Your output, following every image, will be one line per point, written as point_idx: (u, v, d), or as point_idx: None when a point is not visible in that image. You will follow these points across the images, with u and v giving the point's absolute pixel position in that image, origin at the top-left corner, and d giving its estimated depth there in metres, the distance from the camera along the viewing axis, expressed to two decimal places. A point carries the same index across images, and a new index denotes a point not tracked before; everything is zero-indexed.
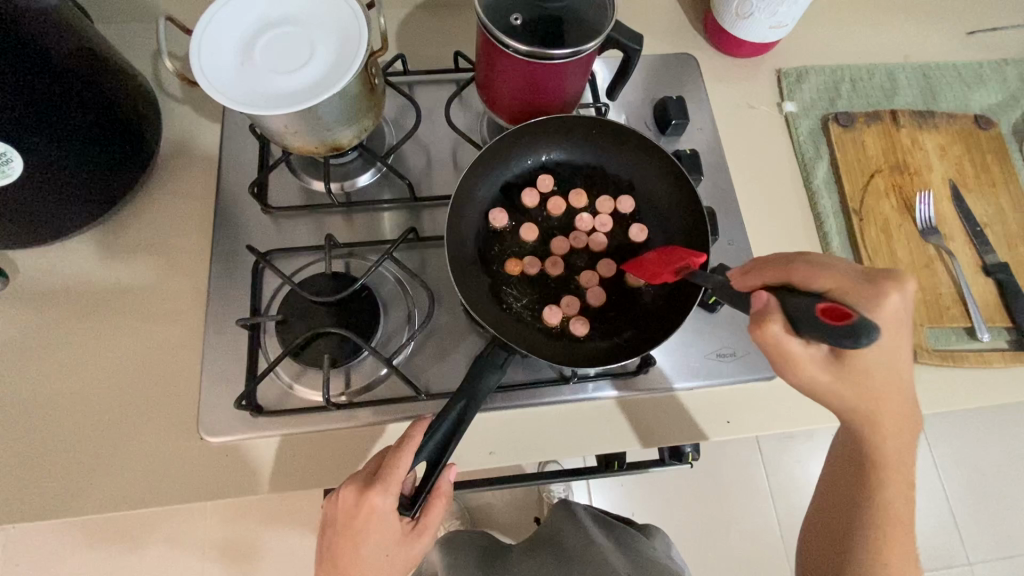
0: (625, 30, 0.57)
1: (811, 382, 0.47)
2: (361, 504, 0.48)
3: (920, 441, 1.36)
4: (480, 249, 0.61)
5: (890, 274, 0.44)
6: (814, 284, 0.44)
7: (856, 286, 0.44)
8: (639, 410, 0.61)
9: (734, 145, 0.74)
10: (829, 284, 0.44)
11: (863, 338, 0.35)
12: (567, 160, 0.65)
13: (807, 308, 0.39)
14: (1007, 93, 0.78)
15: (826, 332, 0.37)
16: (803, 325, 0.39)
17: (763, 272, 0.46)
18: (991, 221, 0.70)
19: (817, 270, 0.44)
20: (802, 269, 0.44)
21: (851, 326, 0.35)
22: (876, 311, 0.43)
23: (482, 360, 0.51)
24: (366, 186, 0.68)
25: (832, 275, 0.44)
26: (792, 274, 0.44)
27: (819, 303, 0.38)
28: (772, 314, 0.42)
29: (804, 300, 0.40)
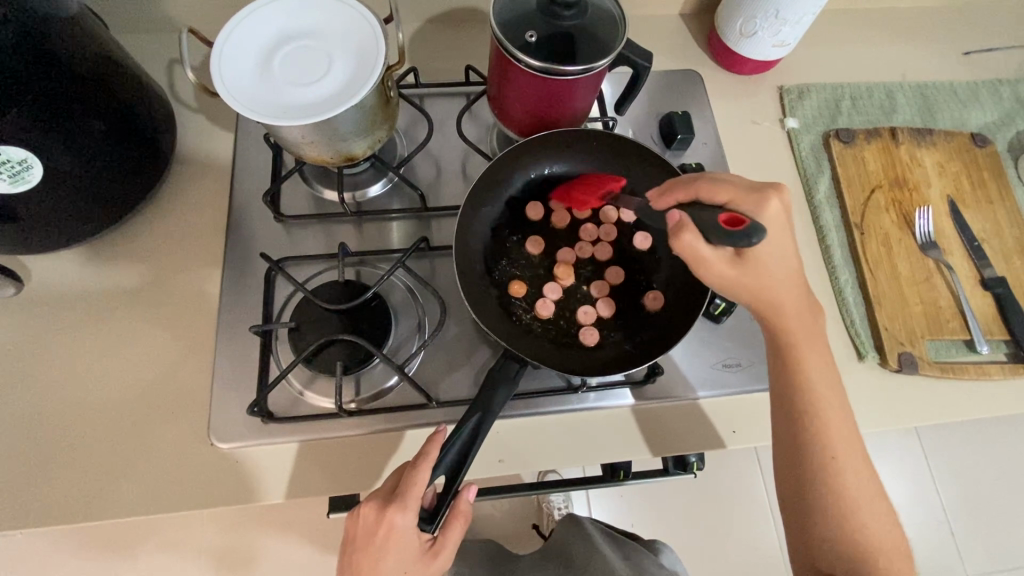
0: (635, 47, 0.58)
1: (721, 281, 0.51)
2: (380, 521, 0.48)
3: (918, 454, 1.37)
4: (487, 263, 0.60)
5: (774, 184, 0.50)
6: (716, 198, 0.50)
7: (746, 196, 0.50)
8: (648, 418, 0.61)
9: (737, 159, 0.75)
10: (727, 196, 0.50)
11: (755, 237, 0.42)
12: (569, 173, 0.65)
13: (712, 216, 0.46)
14: (1002, 112, 0.80)
15: (726, 235, 0.43)
16: (710, 231, 0.45)
17: (675, 191, 0.53)
18: (988, 236, 0.72)
19: (717, 186, 0.51)
20: (706, 186, 0.51)
21: (746, 230, 0.43)
22: (762, 214, 0.49)
23: (497, 372, 0.52)
24: (376, 196, 0.69)
25: (729, 189, 0.50)
26: (698, 192, 0.51)
27: (721, 214, 0.45)
28: (687, 225, 0.48)
29: (709, 213, 0.47)
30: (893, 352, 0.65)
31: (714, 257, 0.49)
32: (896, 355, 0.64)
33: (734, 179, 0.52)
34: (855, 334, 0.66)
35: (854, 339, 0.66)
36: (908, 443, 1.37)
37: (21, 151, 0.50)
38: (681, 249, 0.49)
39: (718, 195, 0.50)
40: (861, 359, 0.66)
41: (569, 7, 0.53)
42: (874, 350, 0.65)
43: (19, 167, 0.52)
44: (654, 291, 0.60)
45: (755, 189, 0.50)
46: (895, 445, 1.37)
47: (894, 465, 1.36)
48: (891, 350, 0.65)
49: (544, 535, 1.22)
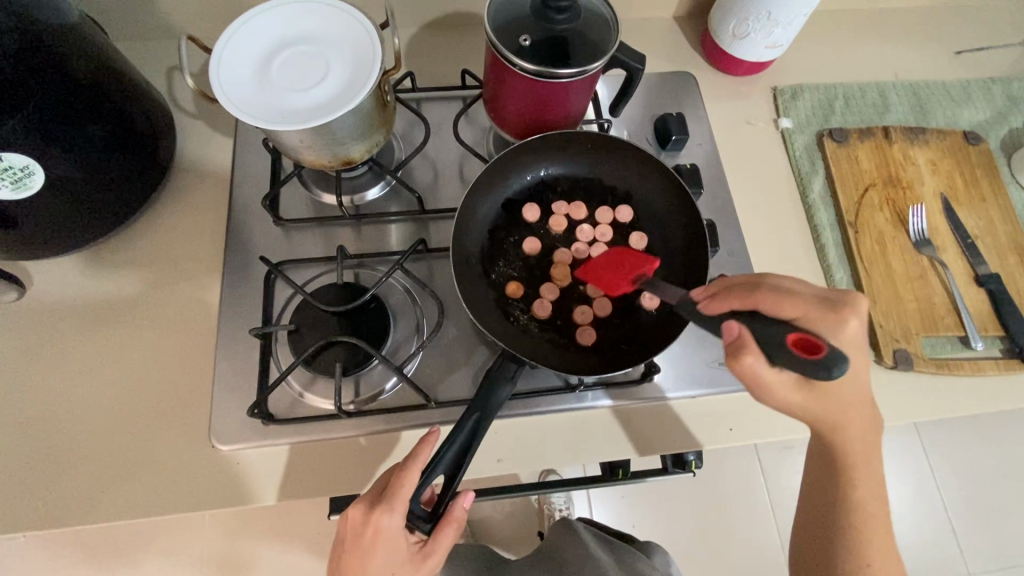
0: (628, 50, 0.58)
1: (786, 407, 0.46)
2: (367, 523, 0.49)
3: (919, 452, 1.37)
4: (484, 264, 0.60)
5: (850, 303, 0.46)
6: (783, 312, 0.44)
7: (815, 313, 0.45)
8: (645, 416, 0.62)
9: (732, 159, 0.76)
10: (795, 312, 0.45)
11: (834, 369, 0.37)
12: (566, 174, 0.64)
13: (782, 335, 0.41)
14: (994, 111, 0.81)
15: (805, 362, 0.38)
16: (779, 354, 0.40)
17: (732, 297, 0.45)
18: (982, 233, 0.72)
19: (785, 299, 0.45)
20: (770, 297, 0.45)
21: (828, 357, 0.38)
22: (837, 338, 0.44)
23: (493, 373, 0.52)
24: (374, 200, 0.70)
25: (799, 304, 0.45)
26: (759, 302, 0.44)
27: (792, 334, 0.41)
28: (749, 348, 0.41)
29: (778, 330, 0.41)
30: (888, 349, 0.65)
31: (779, 382, 0.43)
32: (891, 352, 0.65)
33: (800, 289, 0.47)
34: None
35: None
36: (910, 442, 1.38)
37: (22, 158, 0.51)
38: (738, 371, 0.42)
39: (785, 311, 0.44)
40: None
41: (561, 11, 0.54)
42: (869, 347, 0.66)
43: (20, 173, 0.52)
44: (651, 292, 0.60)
45: (826, 306, 0.45)
46: (895, 443, 1.37)
47: (895, 464, 1.36)
48: (886, 347, 0.65)
49: (542, 538, 1.22)
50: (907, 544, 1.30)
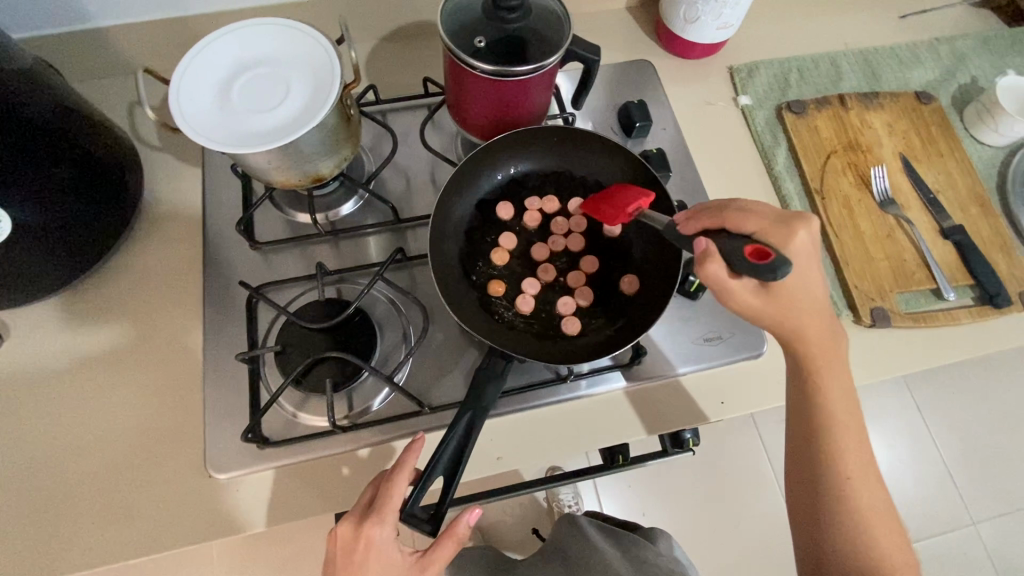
0: (582, 43, 0.59)
1: (745, 311, 0.49)
2: (358, 537, 0.49)
3: (914, 411, 1.45)
4: (464, 265, 0.60)
5: (803, 215, 0.48)
6: (745, 227, 0.48)
7: (773, 227, 0.48)
8: (638, 399, 0.63)
9: (696, 140, 0.78)
10: (759, 226, 0.48)
11: (780, 270, 0.42)
12: (534, 170, 0.65)
13: (739, 246, 0.45)
14: (941, 70, 0.84)
15: (752, 266, 0.43)
16: (736, 260, 0.45)
17: (701, 216, 0.50)
18: (943, 188, 0.74)
19: (748, 214, 0.48)
20: (735, 215, 0.48)
21: (771, 264, 0.43)
22: (790, 245, 0.47)
23: (482, 371, 0.53)
24: (349, 214, 0.70)
25: (760, 219, 0.48)
26: (726, 220, 0.48)
27: (747, 244, 0.45)
28: (712, 255, 0.46)
29: (736, 242, 0.46)
30: (866, 308, 0.67)
31: (737, 289, 0.47)
32: (868, 310, 0.66)
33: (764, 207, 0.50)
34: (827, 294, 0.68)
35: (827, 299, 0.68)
36: (905, 403, 1.45)
37: None
38: (704, 278, 0.47)
39: (740, 225, 0.48)
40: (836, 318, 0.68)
41: (512, 10, 0.54)
42: (847, 308, 0.67)
43: None
44: (630, 275, 0.60)
45: (784, 220, 0.48)
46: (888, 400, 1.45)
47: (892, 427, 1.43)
48: (863, 306, 0.67)
49: (542, 537, 1.22)
50: (909, 499, 1.37)
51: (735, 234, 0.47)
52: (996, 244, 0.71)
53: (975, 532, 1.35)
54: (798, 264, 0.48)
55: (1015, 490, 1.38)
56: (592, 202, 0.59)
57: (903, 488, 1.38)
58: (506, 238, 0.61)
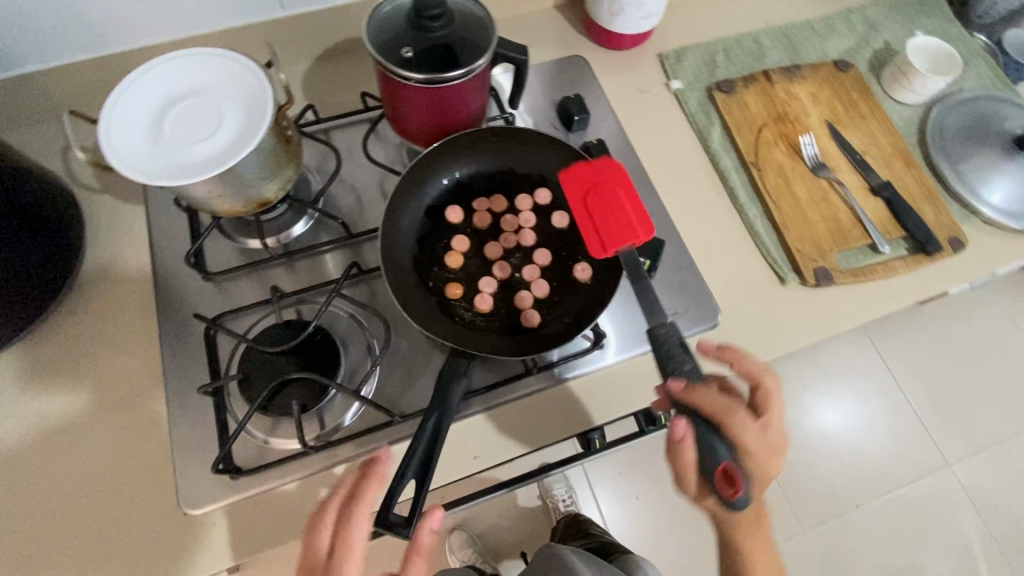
0: (508, 44, 0.61)
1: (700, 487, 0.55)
2: (336, 543, 0.49)
3: (880, 365, 1.54)
4: (419, 271, 0.61)
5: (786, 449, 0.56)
6: (733, 437, 0.51)
7: (764, 471, 0.53)
8: (606, 382, 0.65)
9: (635, 127, 0.80)
10: (750, 451, 0.52)
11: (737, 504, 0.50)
12: (478, 171, 0.66)
13: (715, 462, 0.51)
14: (856, 38, 0.89)
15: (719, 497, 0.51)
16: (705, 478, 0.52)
17: (705, 402, 0.51)
18: (868, 148, 0.78)
19: (751, 439, 0.52)
20: (735, 424, 0.51)
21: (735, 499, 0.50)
22: (758, 450, 0.52)
23: (446, 372, 0.53)
24: (302, 235, 0.70)
25: (754, 444, 0.52)
26: (721, 420, 0.51)
27: (721, 468, 0.51)
28: (682, 451, 0.51)
29: (715, 459, 0.51)
30: (809, 270, 0.70)
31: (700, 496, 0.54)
32: (811, 272, 0.70)
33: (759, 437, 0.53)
34: (772, 261, 0.71)
35: (773, 265, 0.71)
36: (871, 357, 1.55)
37: None
38: (674, 460, 0.53)
39: (740, 439, 0.51)
40: (783, 283, 0.71)
41: (435, 18, 0.55)
42: (792, 271, 0.71)
43: None
44: (583, 263, 0.62)
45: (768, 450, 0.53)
46: (854, 357, 1.55)
47: (864, 381, 1.52)
48: (807, 268, 0.70)
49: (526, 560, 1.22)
50: (887, 447, 1.46)
51: (721, 442, 0.52)
52: (923, 195, 0.76)
53: (950, 471, 1.44)
54: (764, 470, 0.54)
55: (976, 427, 1.47)
56: (590, 223, 0.61)
57: (880, 438, 1.47)
58: (459, 241, 0.62)
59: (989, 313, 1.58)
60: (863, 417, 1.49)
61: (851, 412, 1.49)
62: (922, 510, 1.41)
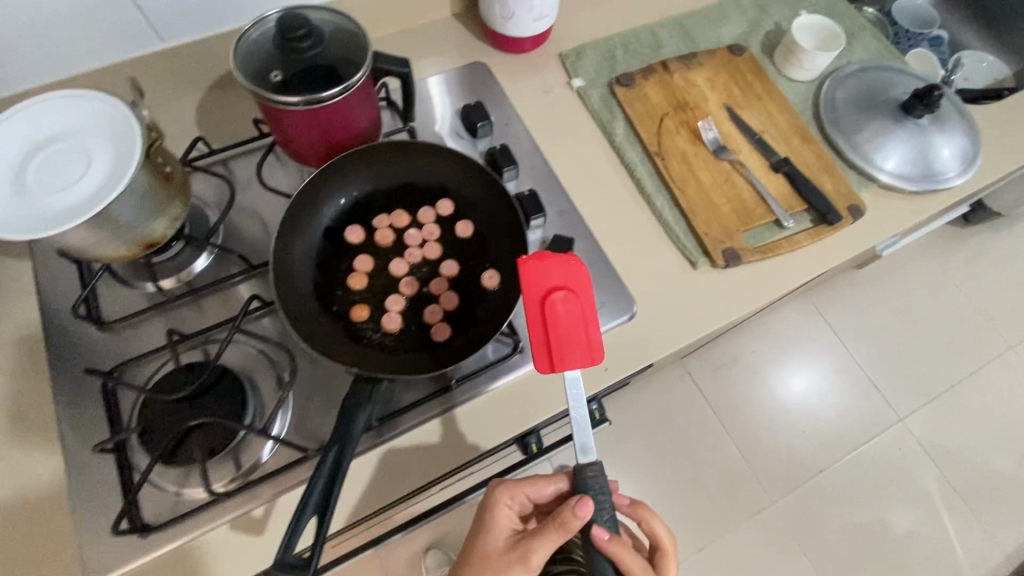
0: (388, 57, 0.60)
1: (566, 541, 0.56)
2: None
3: (827, 330, 1.59)
4: (321, 297, 0.59)
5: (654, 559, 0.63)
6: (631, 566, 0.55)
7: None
8: (528, 387, 0.65)
9: (540, 129, 0.81)
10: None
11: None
12: (377, 187, 0.64)
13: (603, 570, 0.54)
14: (748, 21, 0.91)
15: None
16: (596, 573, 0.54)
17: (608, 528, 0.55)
18: (767, 127, 0.80)
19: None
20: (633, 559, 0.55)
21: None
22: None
23: (349, 400, 0.52)
24: (205, 270, 0.68)
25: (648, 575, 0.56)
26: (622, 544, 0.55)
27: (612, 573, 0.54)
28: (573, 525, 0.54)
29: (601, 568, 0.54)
30: (718, 252, 0.71)
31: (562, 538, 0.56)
32: (720, 254, 0.71)
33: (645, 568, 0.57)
34: (683, 247, 0.73)
35: (684, 252, 0.73)
36: (818, 324, 1.59)
37: None
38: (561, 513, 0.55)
39: (622, 561, 0.54)
40: (695, 268, 0.72)
41: (303, 40, 0.53)
42: (702, 255, 0.72)
43: None
44: (489, 271, 0.61)
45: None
46: (801, 327, 1.59)
47: (813, 348, 1.57)
48: (715, 251, 0.71)
49: None
50: (842, 410, 1.50)
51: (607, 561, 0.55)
52: (821, 168, 0.78)
53: (903, 426, 1.49)
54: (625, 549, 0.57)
55: (922, 380, 1.53)
56: (544, 333, 0.56)
57: (835, 402, 1.51)
58: (361, 261, 0.61)
59: (921, 270, 1.65)
60: (817, 384, 1.53)
61: (806, 380, 1.54)
62: (883, 467, 1.45)
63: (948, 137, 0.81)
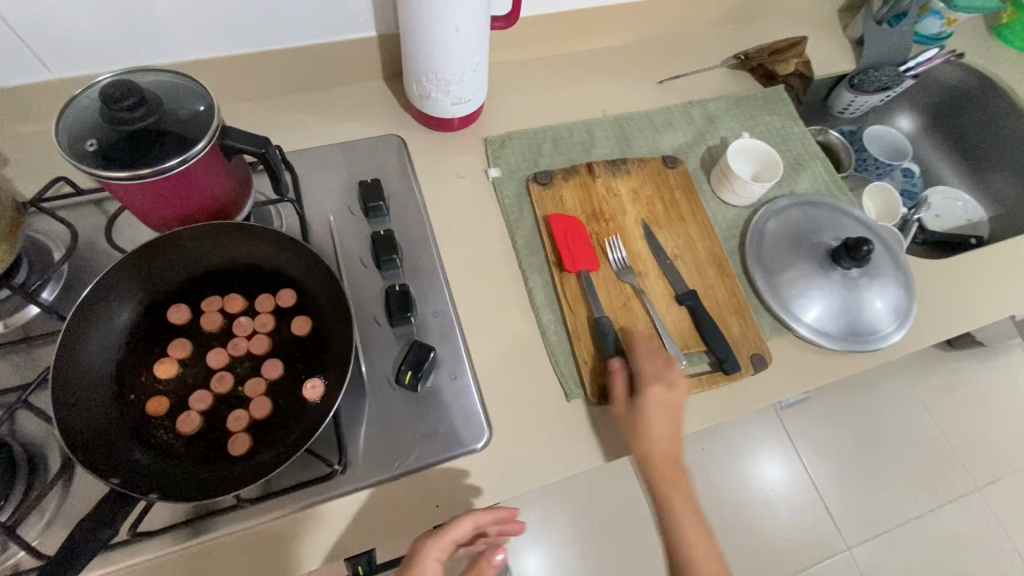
0: (242, 133, 0.56)
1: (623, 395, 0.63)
2: None
3: (784, 438, 1.47)
4: (117, 383, 0.53)
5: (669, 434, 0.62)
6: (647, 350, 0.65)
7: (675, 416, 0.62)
8: (344, 508, 0.59)
9: (444, 215, 0.76)
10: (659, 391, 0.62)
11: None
12: (218, 266, 0.59)
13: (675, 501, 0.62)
14: (693, 132, 0.87)
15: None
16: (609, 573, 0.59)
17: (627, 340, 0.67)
18: (682, 252, 0.75)
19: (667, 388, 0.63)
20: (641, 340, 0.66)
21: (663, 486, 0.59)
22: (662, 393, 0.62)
23: (87, 522, 0.45)
24: (36, 318, 0.63)
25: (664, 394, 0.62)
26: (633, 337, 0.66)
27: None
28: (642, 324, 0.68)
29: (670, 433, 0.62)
30: (594, 387, 0.65)
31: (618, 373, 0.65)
32: (596, 389, 0.65)
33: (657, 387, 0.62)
34: (559, 373, 0.66)
35: (560, 379, 0.66)
36: (773, 429, 1.48)
37: None
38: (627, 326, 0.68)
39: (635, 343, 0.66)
40: (568, 398, 0.66)
41: (131, 110, 0.49)
42: (578, 387, 0.66)
43: None
44: (313, 380, 0.54)
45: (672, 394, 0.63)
46: (755, 430, 1.48)
47: (764, 454, 1.45)
48: (591, 385, 0.65)
49: None
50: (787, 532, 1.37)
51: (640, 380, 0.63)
52: (730, 307, 0.72)
53: (851, 558, 1.35)
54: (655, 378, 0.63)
55: (878, 511, 1.40)
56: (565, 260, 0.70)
57: (781, 521, 1.38)
58: (176, 349, 0.55)
59: (898, 387, 1.52)
60: (764, 496, 1.41)
61: (753, 491, 1.41)
62: None
63: (878, 289, 0.74)
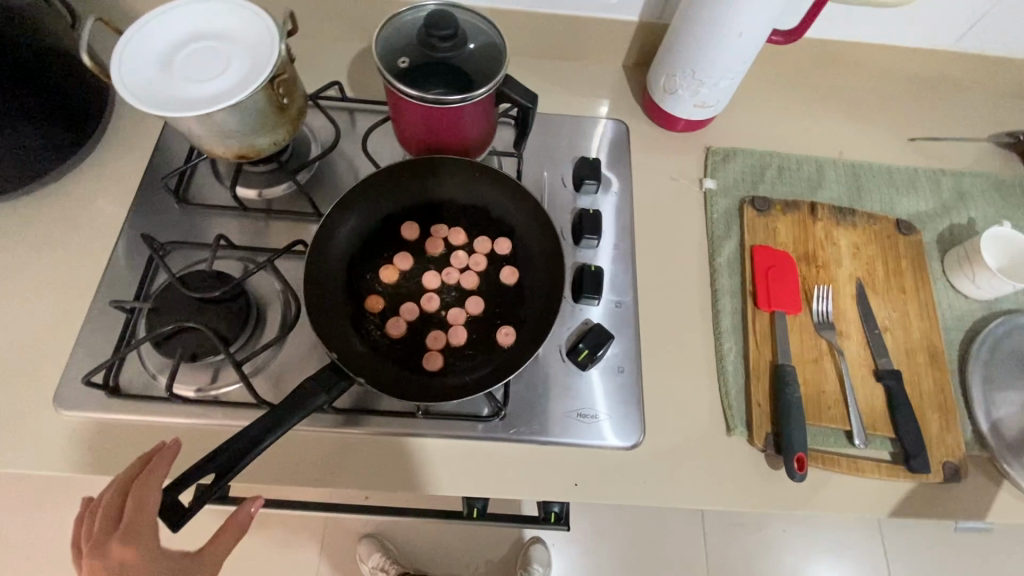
0: (518, 86, 0.59)
1: None
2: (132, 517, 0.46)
3: (879, 555, 1.33)
4: (350, 273, 0.59)
5: None
6: None
7: None
8: (490, 453, 0.61)
9: (648, 211, 0.75)
10: None
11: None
12: (450, 200, 0.64)
13: None
14: (937, 203, 0.78)
15: None
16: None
17: None
18: (893, 327, 0.68)
19: None
20: None
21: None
22: None
23: (310, 382, 0.50)
24: (284, 195, 0.71)
25: None
26: None
27: None
28: None
29: None
30: (761, 431, 0.62)
31: None
32: (763, 434, 0.62)
33: None
34: (726, 404, 0.64)
35: (725, 411, 0.64)
36: (870, 541, 1.34)
37: None
38: None
39: None
40: (729, 433, 0.63)
41: (445, 40, 0.54)
42: (743, 425, 0.63)
43: None
44: (507, 329, 0.58)
45: None
46: (851, 534, 1.34)
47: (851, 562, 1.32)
48: (759, 428, 0.62)
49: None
50: None
51: None
52: (935, 402, 0.64)
53: None
54: None
55: None
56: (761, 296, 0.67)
57: None
58: (400, 261, 0.60)
59: None
60: None
61: None
62: None
63: None
